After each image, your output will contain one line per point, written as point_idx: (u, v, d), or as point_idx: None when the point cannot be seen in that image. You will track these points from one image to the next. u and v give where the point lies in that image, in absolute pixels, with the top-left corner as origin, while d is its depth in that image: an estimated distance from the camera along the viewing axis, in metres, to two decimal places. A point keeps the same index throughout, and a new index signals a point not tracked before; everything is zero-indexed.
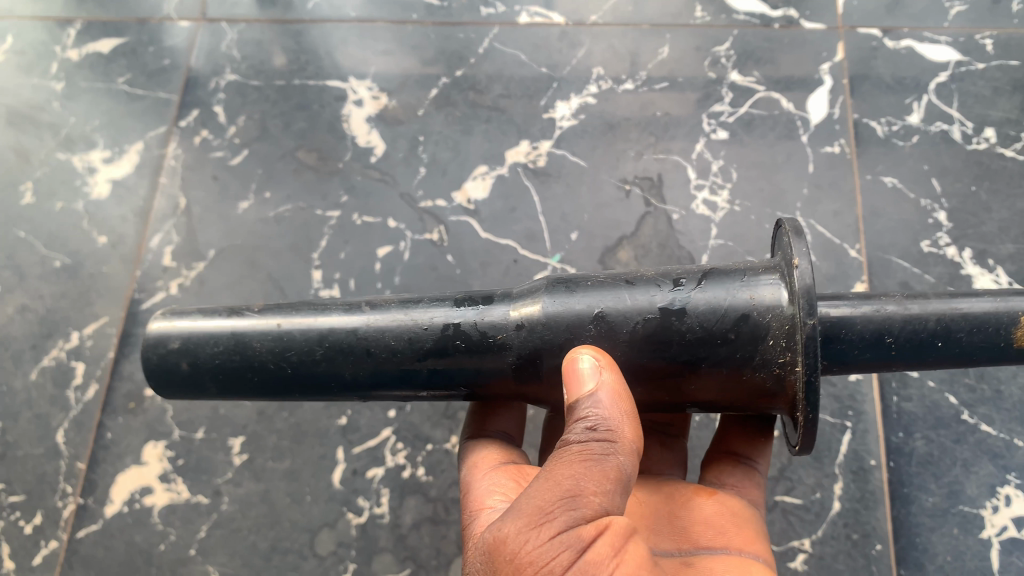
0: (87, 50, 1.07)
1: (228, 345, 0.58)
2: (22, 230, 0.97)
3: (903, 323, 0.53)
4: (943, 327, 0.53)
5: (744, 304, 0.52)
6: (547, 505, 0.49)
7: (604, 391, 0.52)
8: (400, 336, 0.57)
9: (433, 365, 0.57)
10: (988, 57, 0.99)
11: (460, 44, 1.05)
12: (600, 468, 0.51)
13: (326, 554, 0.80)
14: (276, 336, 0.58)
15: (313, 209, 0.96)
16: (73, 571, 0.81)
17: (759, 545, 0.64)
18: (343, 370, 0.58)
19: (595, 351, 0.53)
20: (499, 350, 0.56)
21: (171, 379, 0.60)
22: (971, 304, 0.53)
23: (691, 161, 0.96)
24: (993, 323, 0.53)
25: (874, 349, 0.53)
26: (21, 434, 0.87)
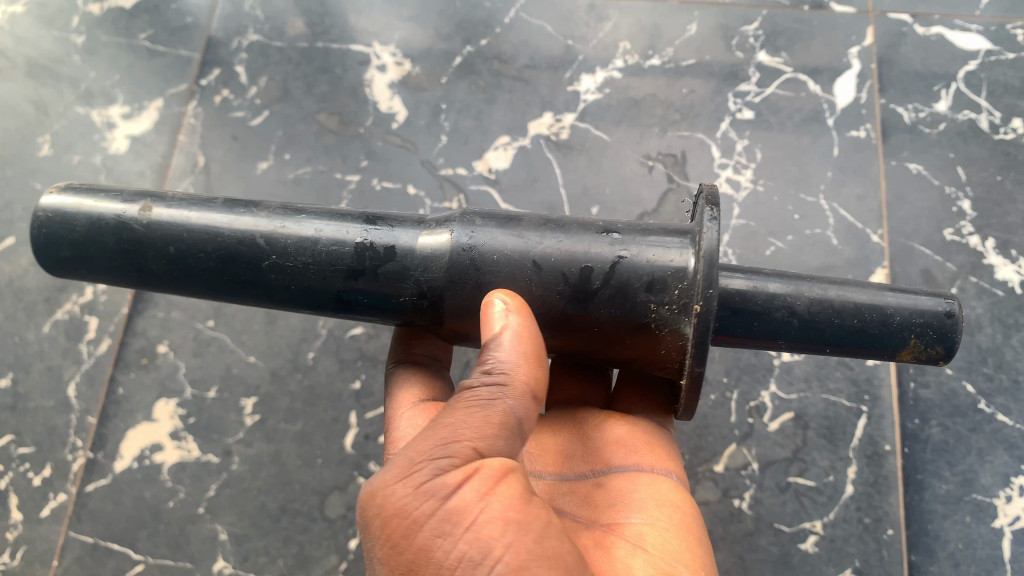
0: (109, 4, 1.06)
1: (125, 225, 0.57)
2: (38, 182, 0.96)
3: (798, 305, 0.54)
4: (838, 314, 0.54)
5: (656, 268, 0.52)
6: (422, 452, 0.48)
7: (509, 332, 0.51)
8: (298, 245, 0.56)
9: (336, 278, 0.56)
10: (1019, 47, 0.97)
11: (486, 13, 1.04)
12: (484, 413, 0.50)
13: (336, 517, 0.80)
14: (178, 225, 0.57)
15: (333, 173, 0.95)
16: (81, 525, 0.81)
17: (670, 462, 0.66)
18: (241, 271, 0.57)
19: (509, 295, 0.53)
20: (393, 276, 0.56)
21: (68, 250, 0.59)
22: (867, 294, 0.54)
23: (715, 139, 0.95)
24: (885, 335, 0.54)
25: (770, 325, 0.55)
26: (32, 386, 0.87)
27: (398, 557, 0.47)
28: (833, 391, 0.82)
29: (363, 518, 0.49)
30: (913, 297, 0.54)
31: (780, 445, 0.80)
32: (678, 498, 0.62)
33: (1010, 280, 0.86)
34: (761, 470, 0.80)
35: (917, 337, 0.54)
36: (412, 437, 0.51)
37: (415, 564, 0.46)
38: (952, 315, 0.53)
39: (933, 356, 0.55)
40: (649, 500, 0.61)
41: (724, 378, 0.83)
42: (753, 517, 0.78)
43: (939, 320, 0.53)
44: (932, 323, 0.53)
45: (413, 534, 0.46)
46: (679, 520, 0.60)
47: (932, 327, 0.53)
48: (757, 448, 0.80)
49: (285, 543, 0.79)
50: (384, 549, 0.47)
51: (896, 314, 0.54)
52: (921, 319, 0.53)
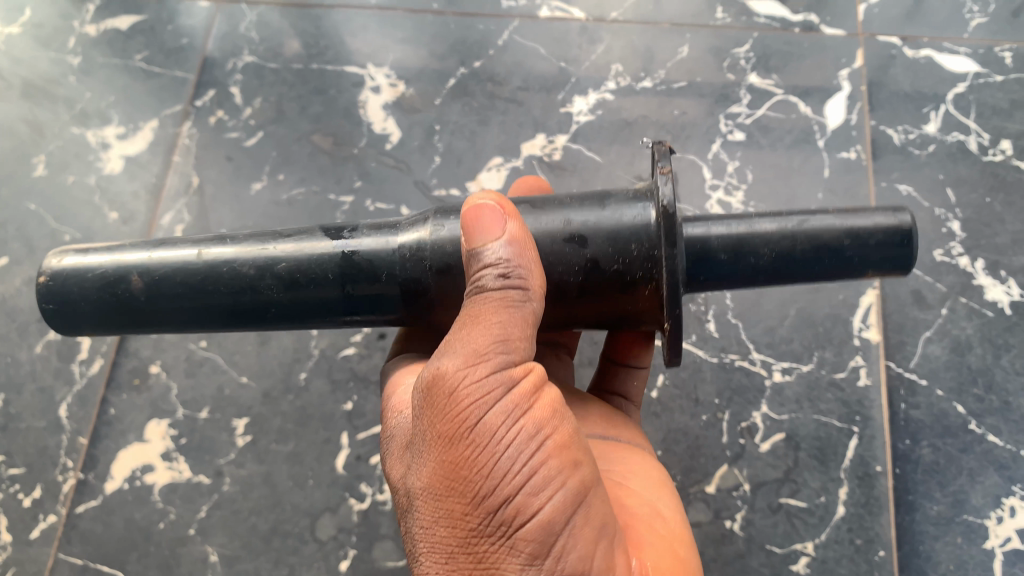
0: (106, 25, 1.06)
1: (103, 283, 0.57)
2: (32, 202, 0.97)
3: (760, 240, 0.55)
4: (798, 243, 0.55)
5: (615, 215, 0.54)
6: (484, 342, 0.49)
7: (514, 239, 0.51)
8: (278, 262, 0.57)
9: (355, 290, 0.58)
10: (1007, 69, 0.98)
11: (480, 35, 1.05)
12: (522, 314, 0.51)
13: (327, 538, 0.80)
14: (154, 267, 0.57)
15: (327, 193, 0.96)
16: (71, 546, 0.81)
17: (642, 441, 0.73)
18: (262, 299, 0.57)
19: (496, 198, 0.54)
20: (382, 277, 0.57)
21: (79, 311, 0.58)
22: (821, 220, 0.55)
23: (706, 161, 0.95)
24: (847, 245, 0.55)
25: (739, 263, 0.56)
26: (23, 406, 0.87)
27: (464, 438, 0.47)
28: (824, 412, 0.82)
29: (425, 395, 0.49)
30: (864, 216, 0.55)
31: (772, 466, 0.80)
32: (653, 464, 0.68)
33: (1000, 301, 0.86)
34: (752, 491, 0.79)
35: (874, 241, 0.55)
36: (456, 329, 0.51)
37: (473, 442, 0.47)
38: (907, 227, 0.55)
39: (892, 268, 0.56)
40: (624, 454, 0.67)
41: (715, 399, 0.83)
42: (745, 538, 0.78)
43: (892, 232, 0.55)
44: (888, 236, 0.55)
45: (483, 416, 0.47)
46: (656, 479, 0.65)
47: (888, 241, 0.55)
48: (749, 469, 0.80)
49: (276, 565, 0.79)
50: (446, 428, 0.48)
51: (852, 237, 0.55)
52: (876, 235, 0.55)
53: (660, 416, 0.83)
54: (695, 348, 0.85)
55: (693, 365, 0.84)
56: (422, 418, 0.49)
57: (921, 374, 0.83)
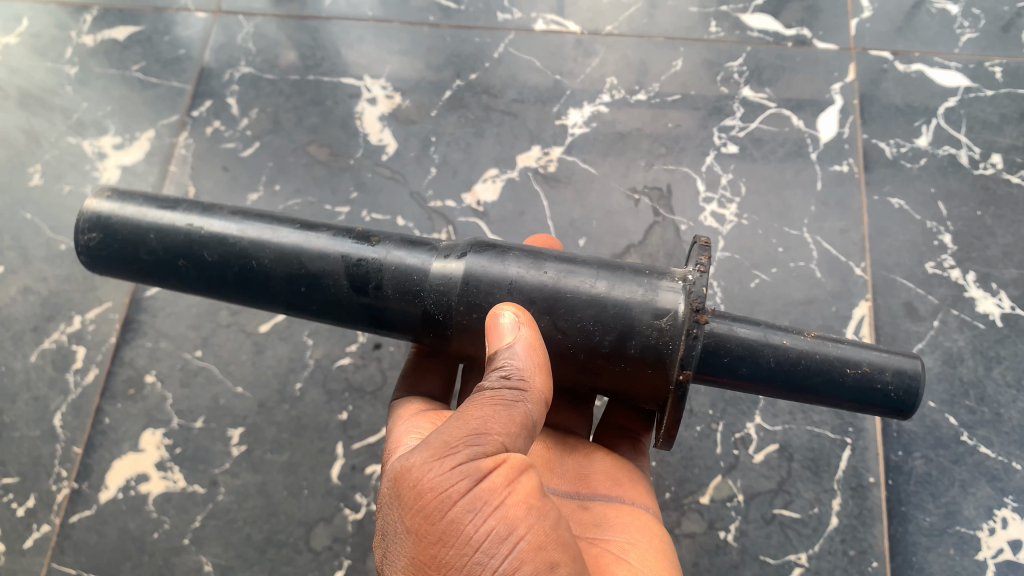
0: (103, 36, 1.07)
1: (141, 237, 0.59)
2: (28, 212, 0.97)
3: (776, 349, 0.54)
4: (815, 359, 0.54)
5: (646, 300, 0.53)
6: (454, 437, 0.49)
7: (520, 345, 0.52)
8: (286, 254, 0.58)
9: (367, 300, 0.58)
10: (997, 84, 1.00)
11: (475, 48, 1.05)
12: (507, 413, 0.51)
13: (321, 549, 0.80)
14: (171, 231, 0.59)
15: (323, 204, 0.96)
16: (64, 556, 0.80)
17: (647, 499, 0.69)
18: (280, 284, 0.58)
19: (517, 307, 0.54)
20: (377, 293, 0.57)
21: (111, 254, 0.60)
22: (843, 348, 0.54)
23: (700, 173, 0.96)
24: (857, 376, 0.53)
25: (751, 365, 0.54)
26: (18, 415, 0.86)
27: (429, 531, 0.47)
28: (817, 423, 0.83)
29: (394, 486, 0.49)
30: (887, 355, 0.54)
31: (765, 477, 0.81)
32: (659, 529, 0.65)
33: (991, 313, 0.87)
34: (746, 502, 0.80)
35: (889, 380, 0.53)
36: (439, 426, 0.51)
37: (437, 537, 0.47)
38: (922, 380, 0.53)
39: (898, 412, 0.54)
40: (629, 525, 0.64)
41: (709, 410, 0.83)
42: (739, 549, 0.78)
43: (910, 381, 0.53)
44: (903, 380, 0.53)
45: (447, 508, 0.47)
46: (656, 545, 0.62)
47: (903, 386, 0.53)
48: (742, 480, 0.81)
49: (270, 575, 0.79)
50: (411, 521, 0.47)
51: (868, 371, 0.53)
52: (893, 377, 0.53)
53: None
54: None
55: None
56: (391, 511, 0.49)
57: None
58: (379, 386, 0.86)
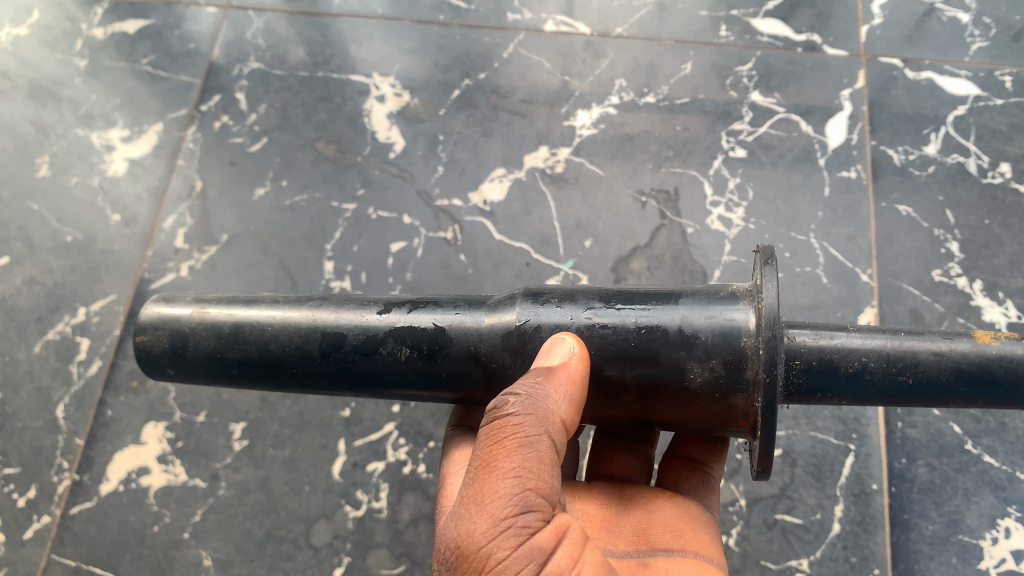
0: (113, 29, 1.07)
1: (211, 335, 0.57)
2: (35, 203, 0.97)
3: (868, 363, 0.51)
4: (912, 367, 0.50)
5: (716, 324, 0.50)
6: (502, 506, 0.47)
7: (565, 374, 0.50)
8: (359, 334, 0.56)
9: (435, 367, 0.56)
10: (1007, 93, 0.99)
11: (485, 48, 1.06)
12: (538, 454, 0.50)
13: (321, 545, 0.80)
14: (225, 334, 0.57)
15: (330, 200, 0.96)
16: (64, 548, 0.80)
17: (711, 548, 0.65)
18: (349, 367, 0.56)
19: (571, 343, 0.51)
20: (442, 361, 0.55)
21: (179, 364, 0.58)
22: (935, 351, 0.51)
23: (707, 176, 0.96)
24: (968, 372, 0.50)
25: (848, 382, 0.51)
26: (21, 406, 0.86)
27: None
28: (821, 429, 0.82)
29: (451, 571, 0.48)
30: (981, 350, 0.50)
31: (768, 482, 0.80)
32: None
33: (997, 323, 0.87)
34: (748, 507, 0.80)
35: (1000, 368, 0.50)
36: (472, 479, 0.49)
37: None
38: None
39: (1007, 402, 0.51)
40: None
41: None
42: (740, 554, 0.78)
43: (1011, 377, 0.50)
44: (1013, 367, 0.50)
45: None
46: None
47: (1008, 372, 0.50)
48: (745, 485, 0.80)
49: (269, 570, 0.79)
50: None
51: (966, 369, 0.50)
52: (995, 378, 0.50)
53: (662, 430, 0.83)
54: None
55: None
56: None
57: None
58: None
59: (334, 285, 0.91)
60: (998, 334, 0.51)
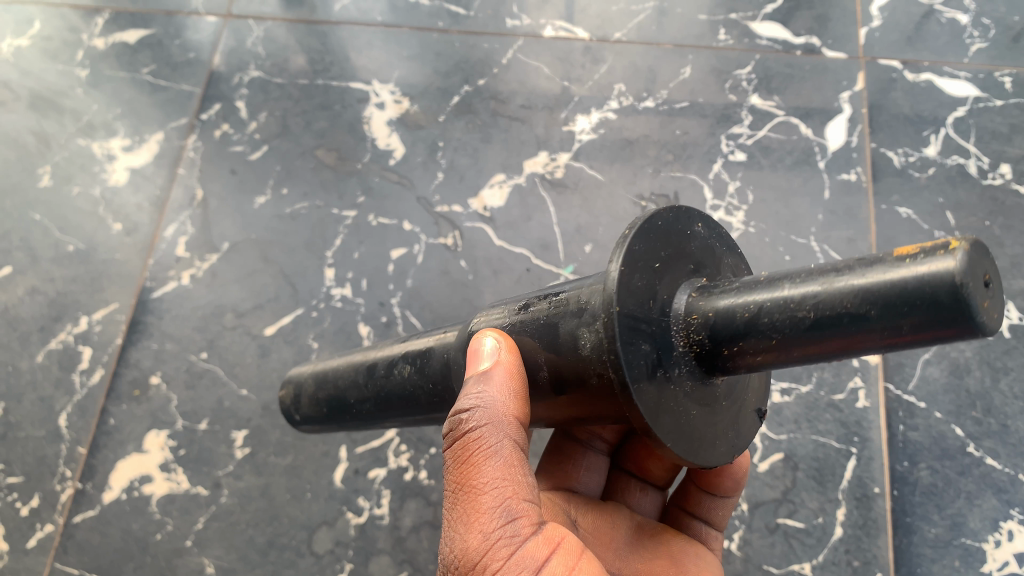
0: (114, 39, 1.08)
1: (302, 384, 0.70)
2: (37, 213, 0.97)
3: (764, 306, 0.40)
4: (809, 302, 0.38)
5: (588, 302, 0.44)
6: (490, 523, 0.47)
7: (498, 373, 0.48)
8: (383, 362, 0.61)
9: (427, 383, 0.57)
10: (1007, 94, 0.99)
11: (483, 54, 1.06)
12: (509, 459, 0.49)
13: (323, 552, 0.80)
14: (310, 380, 0.69)
15: (329, 208, 0.96)
16: (66, 557, 0.80)
17: None
18: (377, 393, 0.61)
19: (500, 341, 0.49)
20: (429, 375, 0.57)
21: (291, 412, 0.72)
22: (838, 277, 0.37)
23: (707, 180, 0.96)
24: (876, 301, 0.35)
25: (750, 335, 0.40)
26: (23, 415, 0.87)
27: None
28: (822, 433, 0.82)
29: None
30: (893, 269, 0.35)
31: (770, 486, 0.80)
32: None
33: (998, 324, 0.87)
34: (750, 511, 0.79)
35: (913, 287, 0.34)
36: (456, 498, 0.49)
37: None
38: (965, 284, 0.33)
39: (961, 332, 0.34)
40: None
41: None
42: (742, 558, 0.78)
43: (931, 295, 0.33)
44: (931, 285, 0.33)
45: None
46: None
47: (920, 291, 0.34)
48: (746, 489, 0.80)
49: None
50: None
51: (876, 293, 0.35)
52: (907, 295, 0.34)
53: None
54: None
55: None
56: None
57: (919, 396, 0.83)
58: None
59: (335, 292, 0.92)
60: (934, 244, 0.35)
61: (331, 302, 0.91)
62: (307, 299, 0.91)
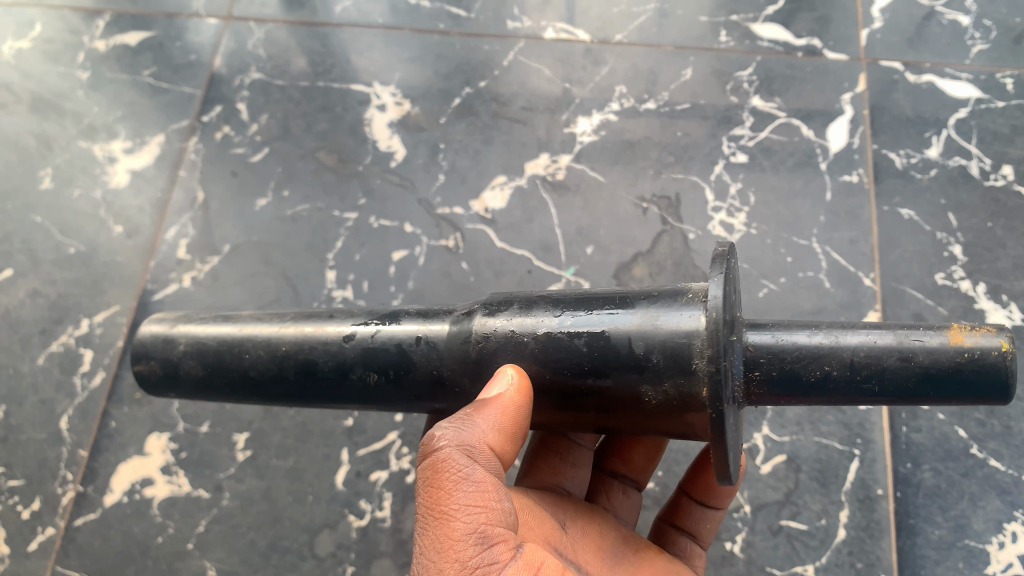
0: (115, 41, 1.08)
1: (208, 357, 0.59)
2: (39, 215, 0.97)
3: (830, 367, 0.49)
4: (876, 374, 0.49)
5: (662, 326, 0.47)
6: (466, 551, 0.49)
7: (500, 406, 0.50)
8: (331, 353, 0.57)
9: (406, 381, 0.56)
10: (1009, 95, 0.99)
11: (485, 56, 1.06)
12: (483, 487, 0.51)
13: (325, 555, 0.79)
14: (220, 357, 0.59)
15: (331, 210, 0.96)
16: (68, 560, 0.80)
17: None
18: (321, 384, 0.57)
19: (518, 371, 0.51)
20: (408, 377, 0.56)
21: (184, 381, 0.60)
22: (897, 353, 0.48)
23: (709, 182, 0.96)
24: (927, 370, 0.48)
25: (814, 389, 0.50)
26: (24, 418, 0.86)
27: None
28: (825, 434, 0.82)
29: None
30: (945, 348, 0.48)
31: (772, 488, 0.80)
32: None
33: (1001, 325, 0.87)
34: (752, 513, 0.79)
35: (955, 362, 0.48)
36: (426, 524, 0.51)
37: None
38: (1007, 360, 0.47)
39: (966, 396, 0.49)
40: None
41: None
42: (744, 560, 0.78)
43: (965, 377, 0.48)
44: (967, 363, 0.47)
45: None
46: None
47: (958, 366, 0.48)
48: (749, 491, 0.80)
49: None
50: None
51: (933, 373, 0.48)
52: (954, 370, 0.48)
53: None
54: None
55: None
56: None
57: None
58: None
59: (337, 294, 0.92)
60: (966, 330, 0.48)
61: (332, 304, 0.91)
62: (308, 302, 0.91)
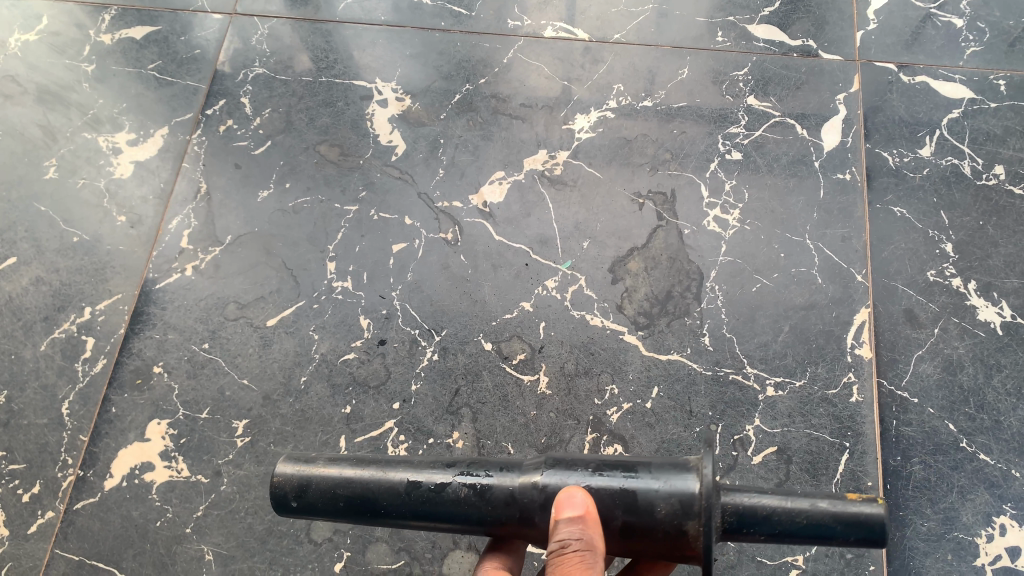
0: (121, 35, 1.09)
1: (336, 482, 0.56)
2: (42, 204, 0.98)
3: (772, 512, 0.50)
4: (802, 516, 0.50)
5: (659, 484, 0.51)
6: None
7: (589, 515, 0.50)
8: (446, 487, 0.55)
9: (493, 511, 0.54)
10: (1001, 96, 1.01)
11: (485, 53, 1.07)
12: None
13: (321, 540, 0.80)
14: (340, 482, 0.56)
15: (332, 203, 0.98)
16: (67, 543, 0.81)
17: None
18: (438, 511, 0.54)
19: (583, 494, 0.51)
20: (503, 509, 0.54)
21: (302, 508, 0.56)
22: (820, 502, 0.50)
23: (704, 178, 0.97)
24: (844, 521, 0.50)
25: (756, 532, 0.51)
26: (26, 403, 0.87)
27: None
28: (816, 427, 0.83)
29: None
30: (856, 503, 0.50)
31: (763, 479, 0.81)
32: None
33: (991, 322, 0.88)
34: None
35: (868, 514, 0.50)
36: None
37: None
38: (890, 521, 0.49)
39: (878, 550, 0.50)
40: None
41: (708, 412, 0.84)
42: (735, 550, 0.79)
43: (873, 527, 0.49)
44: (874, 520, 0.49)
45: None
46: None
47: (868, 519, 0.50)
48: (741, 481, 0.81)
49: (270, 565, 0.80)
50: None
51: (846, 523, 0.50)
52: (864, 524, 0.49)
53: (655, 427, 0.84)
54: (689, 360, 0.87)
55: (687, 378, 0.86)
56: None
57: (912, 392, 0.85)
58: (384, 381, 0.88)
59: (336, 285, 0.93)
60: (869, 495, 0.51)
61: (332, 294, 0.92)
62: (308, 292, 0.93)
